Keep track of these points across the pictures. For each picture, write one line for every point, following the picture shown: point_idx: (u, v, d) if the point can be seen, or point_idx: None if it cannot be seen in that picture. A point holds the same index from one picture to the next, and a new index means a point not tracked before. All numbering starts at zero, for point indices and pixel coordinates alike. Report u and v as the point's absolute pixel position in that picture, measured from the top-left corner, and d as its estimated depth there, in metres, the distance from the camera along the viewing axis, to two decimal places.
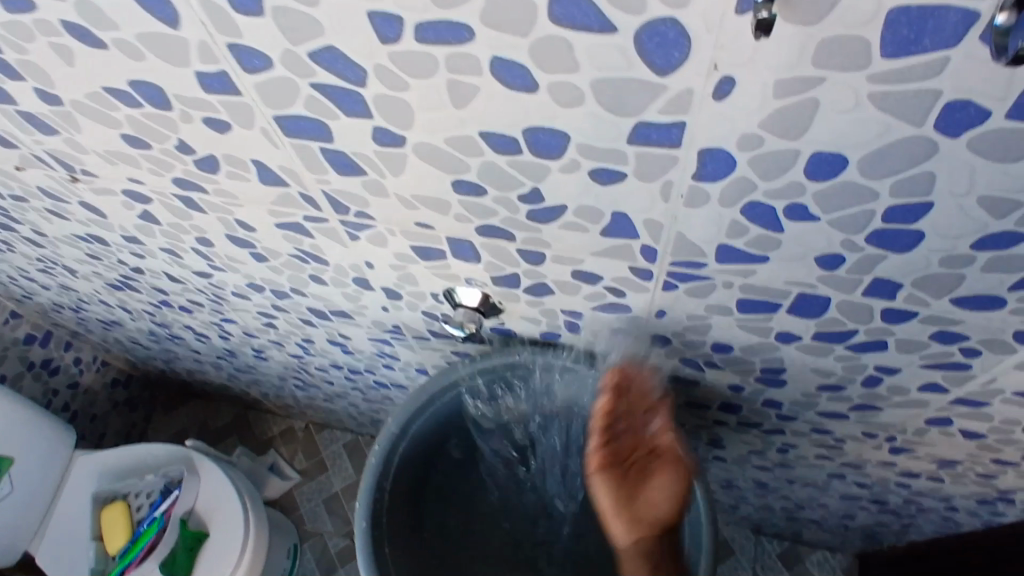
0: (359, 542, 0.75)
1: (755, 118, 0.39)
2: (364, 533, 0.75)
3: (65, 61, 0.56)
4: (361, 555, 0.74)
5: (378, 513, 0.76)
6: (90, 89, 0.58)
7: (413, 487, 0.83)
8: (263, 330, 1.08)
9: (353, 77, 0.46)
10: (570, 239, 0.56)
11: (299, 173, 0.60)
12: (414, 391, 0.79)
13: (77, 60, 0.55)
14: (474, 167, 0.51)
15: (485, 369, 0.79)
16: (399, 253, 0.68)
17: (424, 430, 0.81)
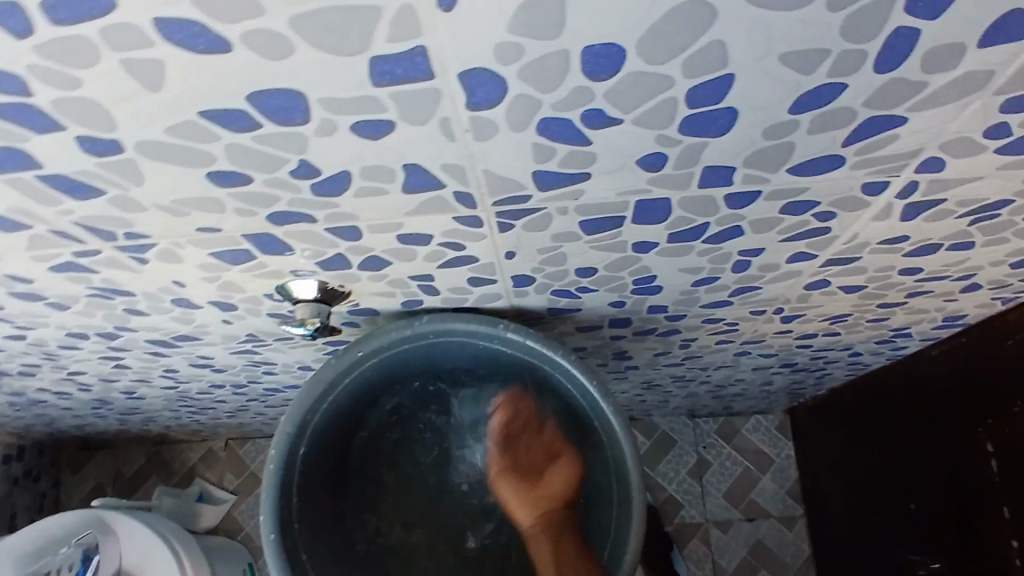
0: (268, 558, 0.67)
1: (502, 24, 0.31)
2: (275, 547, 0.67)
3: None
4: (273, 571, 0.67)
5: (288, 523, 0.68)
6: None
7: (327, 482, 0.76)
8: (120, 372, 0.97)
9: (12, 88, 0.35)
10: (375, 206, 0.49)
11: (35, 210, 0.49)
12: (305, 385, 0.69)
13: None
14: (220, 153, 0.42)
15: (380, 346, 0.70)
16: (204, 264, 0.58)
17: (327, 423, 0.73)
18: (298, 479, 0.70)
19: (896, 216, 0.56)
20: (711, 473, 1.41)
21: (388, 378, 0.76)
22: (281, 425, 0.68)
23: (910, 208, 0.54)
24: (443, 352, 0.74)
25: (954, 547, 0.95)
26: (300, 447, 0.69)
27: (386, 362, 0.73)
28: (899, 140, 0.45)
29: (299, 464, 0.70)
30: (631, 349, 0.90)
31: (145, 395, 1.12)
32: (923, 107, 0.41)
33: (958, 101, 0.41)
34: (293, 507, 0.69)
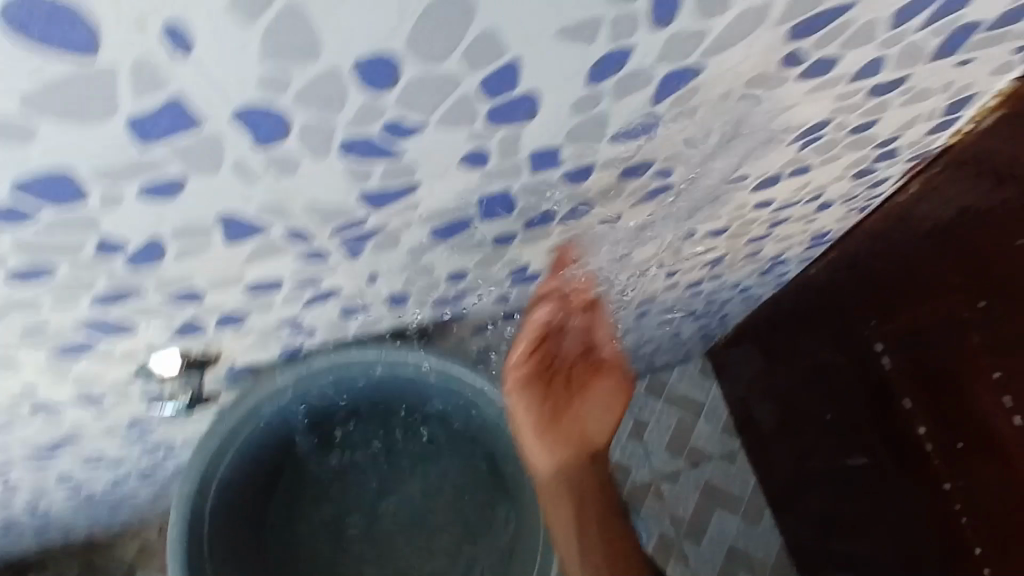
0: None
1: (252, 57, 0.30)
2: None
3: None
4: None
5: None
6: None
7: (244, 531, 0.74)
8: (8, 492, 0.89)
9: None
10: (206, 263, 0.46)
11: None
12: (202, 439, 0.66)
13: None
14: (8, 252, 0.38)
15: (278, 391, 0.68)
16: (48, 363, 0.54)
17: (229, 488, 0.69)
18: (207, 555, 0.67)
19: (730, 158, 0.58)
20: (649, 432, 1.44)
21: (296, 420, 0.73)
22: (179, 488, 0.65)
23: (739, 149, 0.57)
24: (332, 390, 0.72)
25: (898, 449, 0.95)
26: (205, 504, 0.66)
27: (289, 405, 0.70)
28: (704, 89, 0.46)
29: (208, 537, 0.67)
30: None
31: (47, 508, 1.04)
32: (714, 52, 0.43)
33: (742, 42, 0.43)
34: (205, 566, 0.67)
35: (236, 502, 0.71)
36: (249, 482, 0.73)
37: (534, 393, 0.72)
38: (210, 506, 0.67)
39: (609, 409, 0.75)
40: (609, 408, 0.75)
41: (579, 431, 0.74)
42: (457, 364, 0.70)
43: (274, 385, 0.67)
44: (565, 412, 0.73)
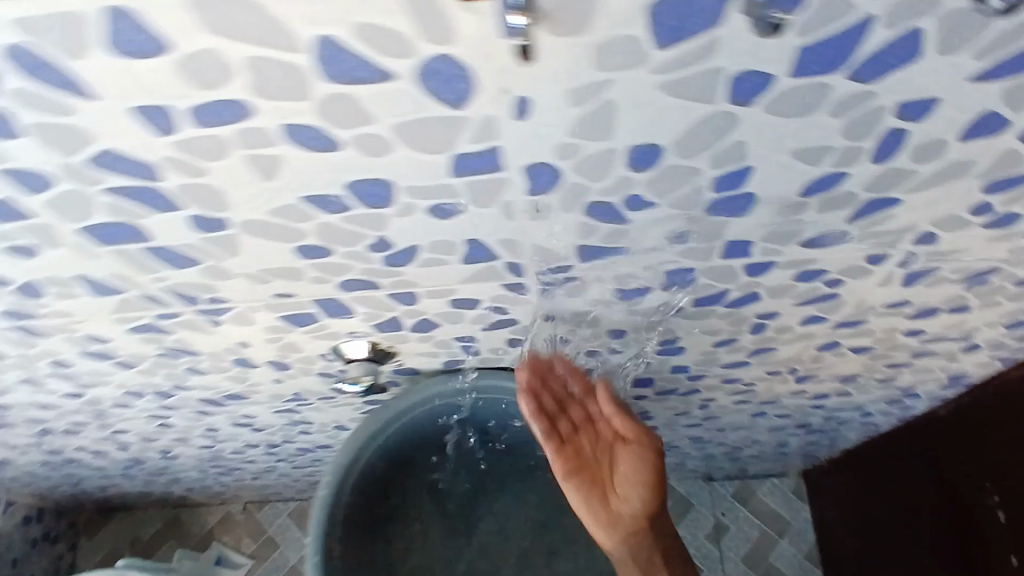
0: None
1: (562, 129, 0.39)
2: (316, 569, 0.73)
3: None
4: None
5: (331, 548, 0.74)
6: None
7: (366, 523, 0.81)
8: (162, 431, 1.00)
9: (144, 173, 0.41)
10: (438, 273, 0.55)
11: (134, 276, 0.54)
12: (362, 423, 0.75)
13: None
14: (310, 231, 0.48)
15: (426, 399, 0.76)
16: (271, 326, 0.64)
17: (363, 487, 0.77)
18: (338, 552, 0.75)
19: (898, 283, 0.62)
20: (729, 537, 1.42)
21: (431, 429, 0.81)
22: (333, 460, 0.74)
23: (909, 277, 0.61)
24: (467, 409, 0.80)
25: None
26: (348, 481, 0.75)
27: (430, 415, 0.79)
28: (897, 217, 0.51)
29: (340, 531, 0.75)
30: (653, 409, 0.96)
31: (177, 456, 1.16)
32: (917, 189, 0.48)
33: (945, 185, 0.48)
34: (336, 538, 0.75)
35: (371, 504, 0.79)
36: (384, 488, 0.80)
37: (580, 482, 0.74)
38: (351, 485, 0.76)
39: (640, 474, 0.72)
40: (646, 473, 0.72)
41: (625, 514, 0.73)
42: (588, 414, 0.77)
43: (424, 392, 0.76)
44: (609, 500, 0.74)
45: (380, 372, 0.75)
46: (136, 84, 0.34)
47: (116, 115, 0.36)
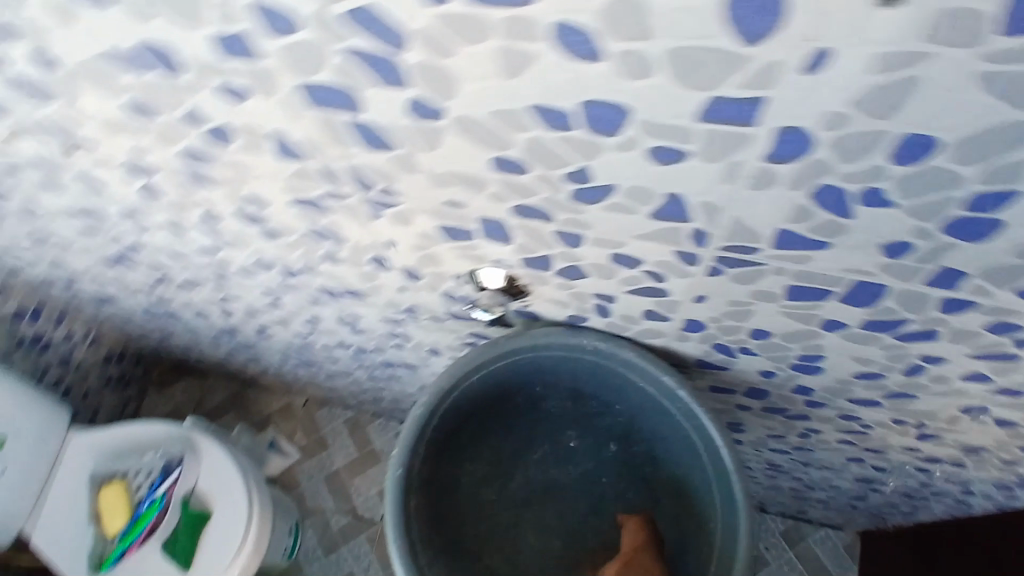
0: (391, 488, 0.73)
1: (843, 96, 0.36)
2: (397, 477, 0.73)
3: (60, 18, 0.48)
4: (390, 498, 0.73)
5: (414, 461, 0.75)
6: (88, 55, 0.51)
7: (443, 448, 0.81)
8: (268, 310, 1.02)
9: (391, 40, 0.40)
10: (619, 222, 0.53)
11: (324, 147, 0.54)
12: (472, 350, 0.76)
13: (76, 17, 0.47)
14: (519, 143, 0.46)
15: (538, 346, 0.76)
16: (424, 232, 0.64)
17: (453, 409, 0.79)
18: (412, 480, 0.75)
19: None
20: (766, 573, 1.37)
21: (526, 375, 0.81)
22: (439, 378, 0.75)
23: None
24: (559, 365, 0.81)
25: None
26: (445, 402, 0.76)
27: (533, 361, 0.79)
28: None
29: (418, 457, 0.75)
30: (748, 424, 0.94)
31: (269, 339, 1.20)
32: None
33: None
34: (420, 452, 0.75)
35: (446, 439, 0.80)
36: (459, 427, 0.81)
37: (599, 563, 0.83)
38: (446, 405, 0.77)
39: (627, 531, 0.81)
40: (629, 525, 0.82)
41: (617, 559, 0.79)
42: (701, 411, 0.73)
43: (539, 337, 0.76)
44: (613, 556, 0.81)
45: (509, 308, 0.75)
46: None
47: None
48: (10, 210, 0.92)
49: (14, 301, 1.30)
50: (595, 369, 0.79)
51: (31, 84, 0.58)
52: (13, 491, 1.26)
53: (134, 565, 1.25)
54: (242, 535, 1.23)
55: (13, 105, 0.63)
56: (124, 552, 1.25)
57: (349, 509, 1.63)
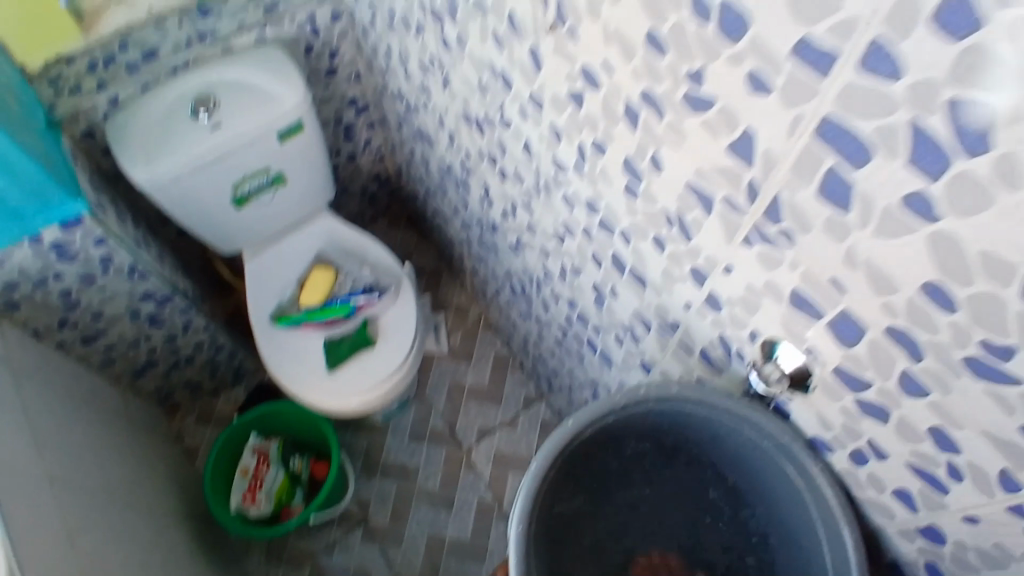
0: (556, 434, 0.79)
1: None
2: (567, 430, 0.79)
3: None
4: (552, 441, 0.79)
5: (585, 428, 0.80)
6: None
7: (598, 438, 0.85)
8: (547, 237, 1.11)
9: (971, 145, 0.42)
10: (981, 410, 0.53)
11: (776, 169, 0.57)
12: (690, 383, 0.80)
13: None
14: (975, 289, 0.47)
15: (740, 426, 0.80)
16: (773, 284, 0.66)
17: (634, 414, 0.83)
18: (567, 443, 0.80)
19: None
20: None
21: (698, 426, 0.86)
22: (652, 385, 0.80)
23: None
24: (728, 440, 0.85)
25: None
26: (638, 405, 0.81)
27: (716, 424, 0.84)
28: None
29: (588, 430, 0.81)
30: None
31: (517, 256, 1.30)
32: None
33: None
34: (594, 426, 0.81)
35: (609, 432, 0.85)
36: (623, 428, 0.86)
37: None
38: (636, 408, 0.82)
39: None
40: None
41: None
42: None
43: (753, 422, 0.78)
44: None
45: (779, 393, 0.74)
46: None
47: None
48: (441, 35, 1.05)
49: (356, 91, 1.59)
50: (756, 458, 0.83)
51: None
52: (264, 221, 1.49)
53: (299, 338, 1.42)
54: (381, 378, 1.38)
55: None
56: (300, 323, 1.42)
57: (449, 420, 1.73)
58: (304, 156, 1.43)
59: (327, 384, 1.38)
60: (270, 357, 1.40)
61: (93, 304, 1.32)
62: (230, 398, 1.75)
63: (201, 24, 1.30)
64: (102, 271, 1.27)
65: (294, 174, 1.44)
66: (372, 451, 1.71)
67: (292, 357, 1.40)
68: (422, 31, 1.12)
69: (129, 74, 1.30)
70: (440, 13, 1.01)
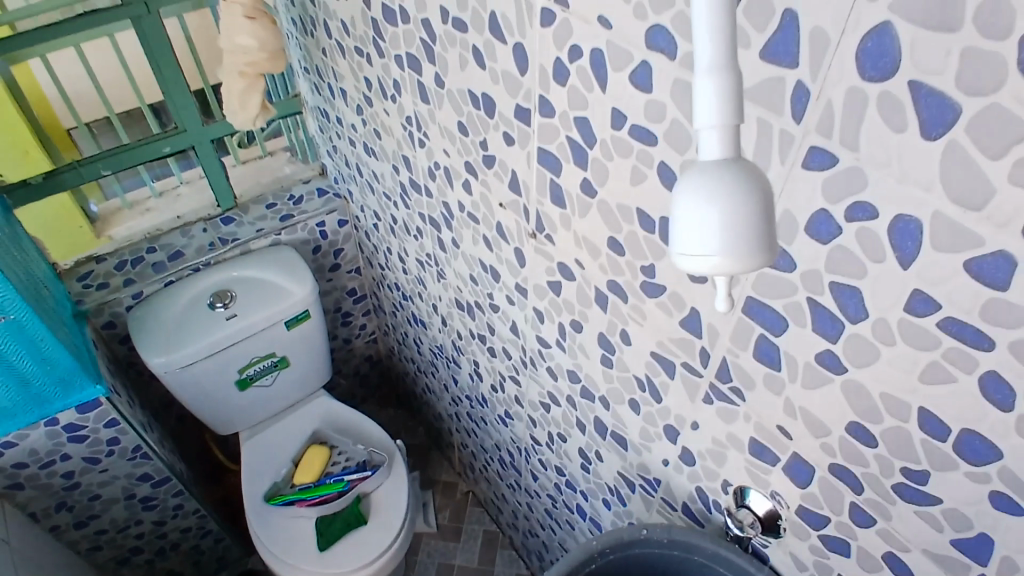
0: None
1: None
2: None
3: (632, 181, 0.70)
4: None
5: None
6: (623, 203, 0.73)
7: None
8: (534, 406, 1.22)
9: (852, 313, 0.56)
10: (919, 533, 0.62)
11: (719, 337, 0.71)
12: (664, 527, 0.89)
13: (642, 185, 0.69)
14: (886, 424, 0.59)
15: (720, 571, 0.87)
16: (733, 435, 0.77)
17: (612, 561, 0.92)
18: None
19: None
20: None
21: (677, 571, 0.93)
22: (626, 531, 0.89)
23: None
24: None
25: None
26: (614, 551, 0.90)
27: (697, 569, 0.90)
28: None
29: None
30: None
31: (506, 427, 1.39)
32: None
33: None
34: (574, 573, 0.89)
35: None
36: None
37: None
38: (612, 554, 0.91)
39: None
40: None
41: None
42: None
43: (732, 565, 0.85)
44: None
45: (754, 537, 0.82)
46: (940, 278, 0.49)
47: (901, 284, 0.52)
48: (437, 237, 1.25)
49: (355, 284, 1.78)
50: None
51: (558, 191, 0.83)
52: (265, 403, 1.57)
53: (290, 518, 1.43)
54: (373, 556, 1.38)
55: (530, 193, 0.90)
56: (293, 501, 1.45)
57: None
58: (307, 340, 1.56)
59: (317, 565, 1.37)
60: (261, 537, 1.41)
61: (92, 487, 1.35)
62: None
63: (222, 229, 1.58)
64: (106, 454, 1.32)
65: (296, 357, 1.56)
66: None
67: (283, 537, 1.41)
68: (419, 234, 1.32)
69: (155, 273, 1.49)
70: (437, 221, 1.21)
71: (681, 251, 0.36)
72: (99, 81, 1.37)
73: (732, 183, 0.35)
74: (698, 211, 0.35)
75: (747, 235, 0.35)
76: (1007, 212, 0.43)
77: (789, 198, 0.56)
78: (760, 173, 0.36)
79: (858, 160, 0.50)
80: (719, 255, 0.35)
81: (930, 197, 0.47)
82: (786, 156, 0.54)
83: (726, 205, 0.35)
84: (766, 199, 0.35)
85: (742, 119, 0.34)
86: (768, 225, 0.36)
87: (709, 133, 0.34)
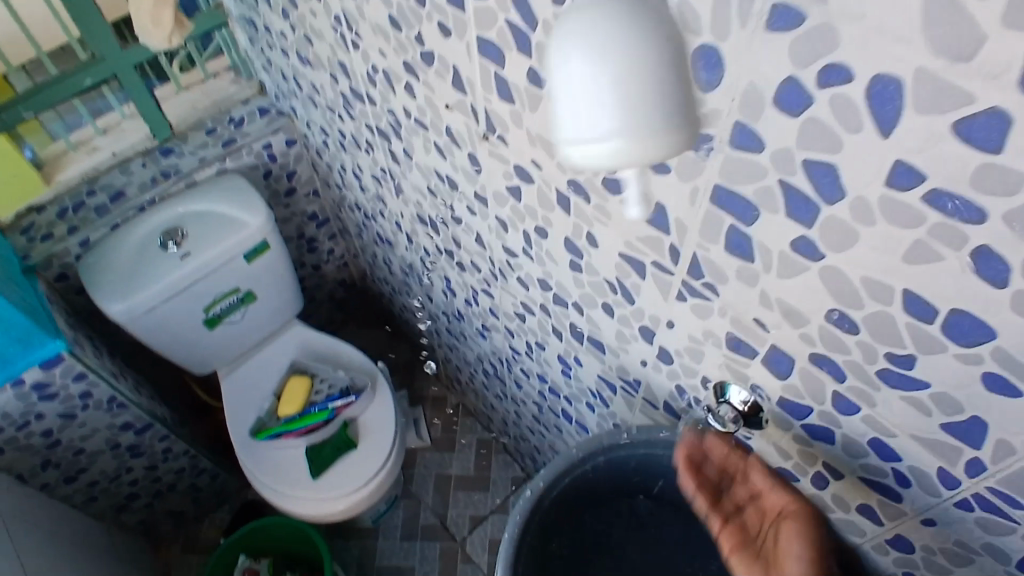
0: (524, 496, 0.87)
1: None
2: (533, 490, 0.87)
3: None
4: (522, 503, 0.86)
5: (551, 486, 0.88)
6: None
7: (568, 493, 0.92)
8: (509, 317, 1.18)
9: (828, 194, 0.51)
10: (906, 416, 0.60)
11: (688, 232, 0.65)
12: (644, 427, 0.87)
13: None
14: (868, 310, 0.55)
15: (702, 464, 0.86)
16: (710, 332, 0.73)
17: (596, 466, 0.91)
18: (537, 502, 0.87)
19: None
20: None
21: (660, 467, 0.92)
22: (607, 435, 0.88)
23: None
24: None
25: None
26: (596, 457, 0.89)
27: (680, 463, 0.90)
28: None
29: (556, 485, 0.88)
30: None
31: (485, 339, 1.36)
32: None
33: None
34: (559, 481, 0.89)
35: (578, 487, 0.92)
36: (585, 487, 0.94)
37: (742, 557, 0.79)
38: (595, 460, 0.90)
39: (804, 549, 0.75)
40: (810, 548, 0.75)
41: None
42: None
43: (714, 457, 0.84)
44: None
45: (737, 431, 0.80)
46: (924, 144, 0.43)
47: (882, 158, 0.46)
48: (389, 149, 1.16)
49: (316, 207, 1.70)
50: None
51: (504, 86, 0.75)
52: (238, 340, 1.53)
53: (280, 450, 1.43)
54: (366, 477, 1.40)
55: (476, 90, 0.81)
56: (280, 433, 1.43)
57: (440, 514, 1.72)
58: (271, 271, 1.50)
59: (312, 492, 1.38)
60: (253, 471, 1.41)
61: (73, 442, 1.32)
62: (214, 523, 1.72)
63: (163, 162, 1.45)
64: (81, 408, 1.29)
65: (262, 291, 1.50)
66: (365, 557, 1.68)
67: (275, 469, 1.41)
68: (370, 148, 1.22)
69: (99, 216, 1.39)
70: (386, 132, 1.12)
71: (574, 133, 0.41)
72: (25, 20, 1.17)
73: (618, 63, 0.40)
74: (590, 90, 0.40)
75: (635, 111, 0.40)
76: (1002, 61, 0.37)
77: (753, 69, 0.49)
78: (649, 57, 0.41)
79: (829, 14, 0.42)
80: (611, 133, 0.40)
81: (912, 51, 0.40)
82: (747, 19, 0.46)
83: (611, 86, 0.40)
84: (648, 80, 0.40)
85: (620, 10, 0.40)
86: (656, 108, 0.41)
87: (592, 19, 0.40)
